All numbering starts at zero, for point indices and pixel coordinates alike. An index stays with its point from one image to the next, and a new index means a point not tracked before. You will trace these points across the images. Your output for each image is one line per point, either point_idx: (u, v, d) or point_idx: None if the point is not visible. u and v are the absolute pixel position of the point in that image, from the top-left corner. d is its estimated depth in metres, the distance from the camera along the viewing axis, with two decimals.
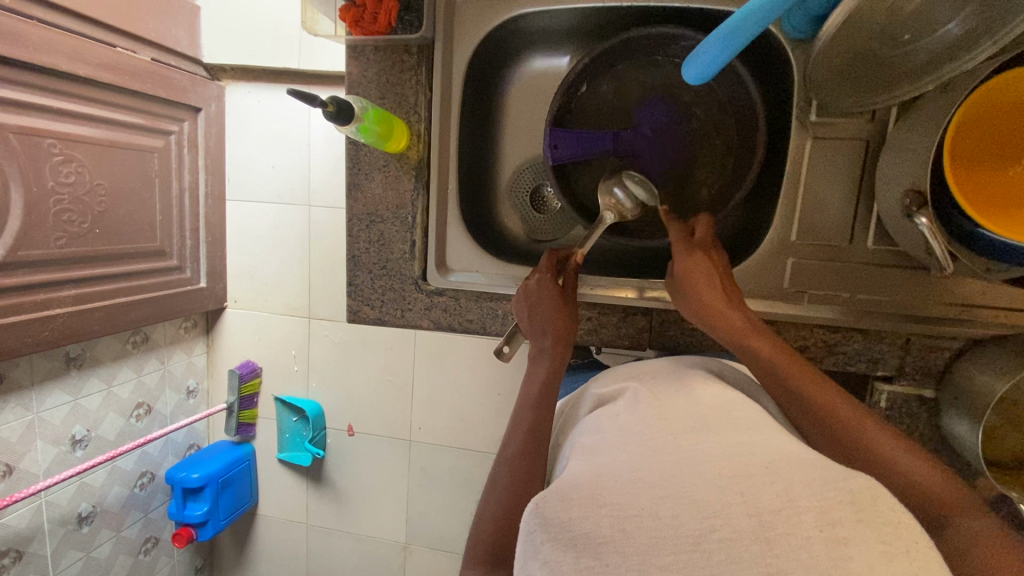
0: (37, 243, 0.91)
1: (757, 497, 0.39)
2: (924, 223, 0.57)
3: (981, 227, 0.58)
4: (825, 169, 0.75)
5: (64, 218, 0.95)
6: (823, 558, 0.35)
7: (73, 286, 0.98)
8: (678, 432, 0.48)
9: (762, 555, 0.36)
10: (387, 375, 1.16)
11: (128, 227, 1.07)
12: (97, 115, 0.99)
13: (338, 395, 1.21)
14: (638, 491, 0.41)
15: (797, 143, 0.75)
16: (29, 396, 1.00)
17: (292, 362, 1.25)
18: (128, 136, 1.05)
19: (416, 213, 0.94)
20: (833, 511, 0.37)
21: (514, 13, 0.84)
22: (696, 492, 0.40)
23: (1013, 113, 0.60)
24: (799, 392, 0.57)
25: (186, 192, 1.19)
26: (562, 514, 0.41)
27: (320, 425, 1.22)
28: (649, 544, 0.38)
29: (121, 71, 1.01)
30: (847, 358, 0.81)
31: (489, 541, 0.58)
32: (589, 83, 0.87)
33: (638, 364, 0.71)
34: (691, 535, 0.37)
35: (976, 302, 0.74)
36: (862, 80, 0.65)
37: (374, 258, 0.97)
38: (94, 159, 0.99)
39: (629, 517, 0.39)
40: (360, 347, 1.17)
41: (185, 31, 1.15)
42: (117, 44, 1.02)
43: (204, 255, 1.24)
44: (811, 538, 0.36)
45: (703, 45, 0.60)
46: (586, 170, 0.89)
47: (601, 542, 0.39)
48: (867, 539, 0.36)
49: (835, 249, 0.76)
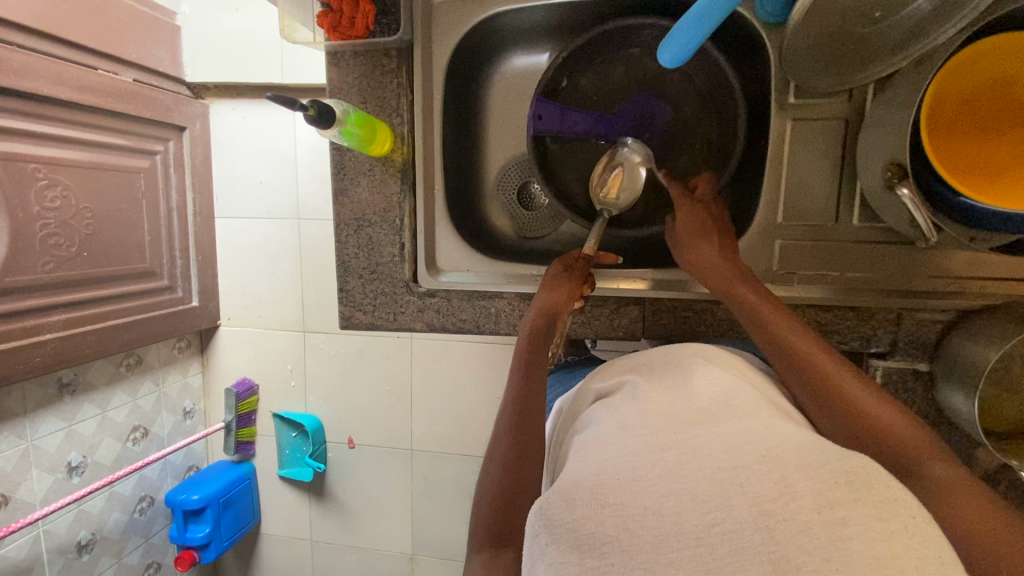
0: (24, 270, 0.91)
1: (757, 487, 0.38)
2: (905, 194, 0.57)
3: (960, 195, 0.58)
4: (805, 151, 0.75)
5: (51, 242, 0.95)
6: (825, 541, 0.34)
7: (63, 311, 0.98)
8: (676, 425, 0.48)
9: (765, 544, 0.35)
10: (387, 386, 1.16)
11: (116, 248, 1.07)
12: (81, 138, 0.99)
13: (337, 406, 1.21)
14: (641, 489, 0.40)
15: (781, 130, 0.75)
16: (22, 425, 0.99)
17: (289, 377, 1.24)
18: (114, 158, 1.05)
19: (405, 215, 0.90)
20: (830, 493, 0.37)
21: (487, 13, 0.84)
22: (698, 487, 0.39)
23: (984, 81, 0.61)
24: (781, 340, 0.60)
25: (175, 211, 1.19)
26: (566, 516, 0.41)
27: (320, 439, 1.22)
28: (654, 543, 0.37)
29: (103, 93, 1.01)
30: (840, 337, 0.79)
31: (494, 527, 0.56)
32: (569, 79, 0.86)
33: (632, 354, 0.70)
34: (695, 530, 0.37)
35: (963, 274, 0.74)
36: (839, 59, 0.65)
37: (362, 264, 0.92)
38: (80, 183, 0.99)
39: (632, 515, 0.39)
40: (358, 359, 1.18)
41: (166, 51, 1.15)
42: (98, 66, 1.02)
43: (195, 274, 1.24)
44: (810, 522, 0.36)
45: (676, 28, 0.60)
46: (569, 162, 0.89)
47: (606, 541, 0.38)
48: (866, 520, 0.35)
49: (828, 234, 0.76)
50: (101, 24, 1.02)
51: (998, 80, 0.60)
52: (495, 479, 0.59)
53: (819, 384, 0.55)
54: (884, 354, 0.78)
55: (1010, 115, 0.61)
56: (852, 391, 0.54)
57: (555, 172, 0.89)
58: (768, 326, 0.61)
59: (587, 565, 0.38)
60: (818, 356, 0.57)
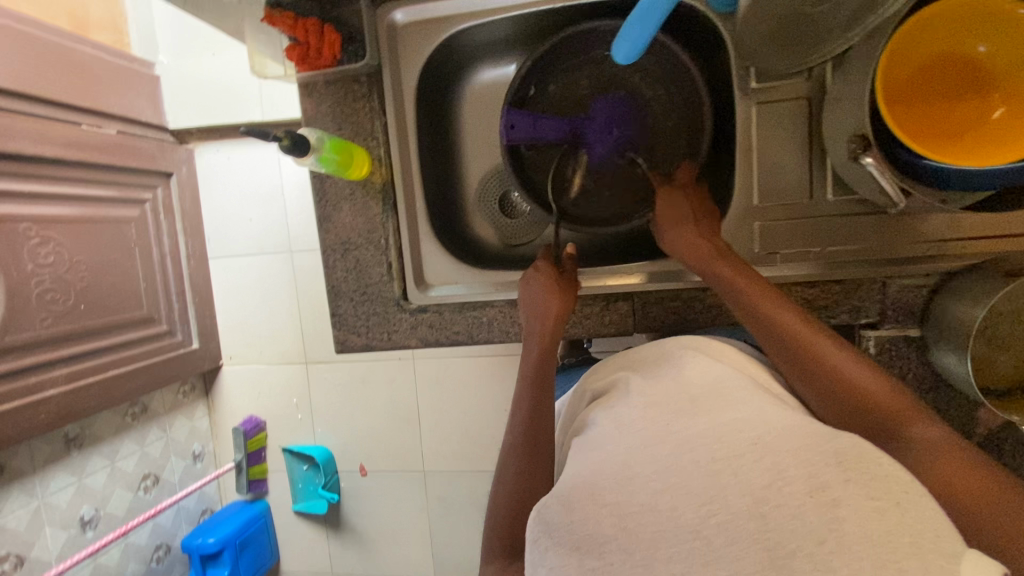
0: (22, 327, 0.91)
1: (747, 475, 0.38)
2: (869, 164, 0.52)
3: (924, 157, 0.51)
4: (776, 133, 0.66)
5: (47, 298, 0.95)
6: (818, 523, 0.34)
7: (64, 365, 0.99)
8: (668, 417, 0.46)
9: (758, 531, 0.35)
10: (393, 410, 1.17)
11: (113, 297, 1.08)
12: (71, 192, 1.00)
13: (346, 435, 1.21)
14: (637, 487, 0.40)
15: (744, 115, 0.67)
16: (33, 483, 0.99)
17: (295, 410, 1.24)
18: (103, 209, 1.06)
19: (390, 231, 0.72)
20: (820, 473, 0.36)
21: (453, 30, 0.66)
22: (692, 481, 0.38)
23: (953, 39, 0.53)
24: (756, 310, 0.56)
25: (168, 256, 1.20)
26: (564, 519, 0.40)
27: (331, 470, 1.21)
28: (651, 538, 0.37)
29: (88, 147, 1.03)
30: (828, 312, 0.70)
31: (503, 539, 0.52)
32: (536, 86, 0.75)
33: (629, 353, 0.69)
34: (691, 522, 0.36)
35: (943, 237, 0.64)
36: (794, 38, 0.60)
37: (346, 286, 0.71)
38: (72, 237, 1.00)
39: (630, 513, 0.38)
40: (361, 385, 1.19)
41: (146, 101, 1.18)
42: (82, 121, 1.04)
43: (193, 316, 1.24)
44: (802, 506, 0.35)
45: (624, 29, 0.60)
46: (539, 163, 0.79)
47: (604, 542, 0.38)
48: (858, 499, 0.34)
49: (828, 208, 0.66)
50: (81, 81, 1.04)
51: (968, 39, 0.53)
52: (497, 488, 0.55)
53: (793, 347, 0.52)
54: (875, 324, 0.69)
55: (973, 82, 0.54)
56: (828, 354, 0.51)
57: (535, 185, 0.77)
58: (742, 298, 0.57)
59: (585, 566, 0.38)
60: (792, 322, 0.54)
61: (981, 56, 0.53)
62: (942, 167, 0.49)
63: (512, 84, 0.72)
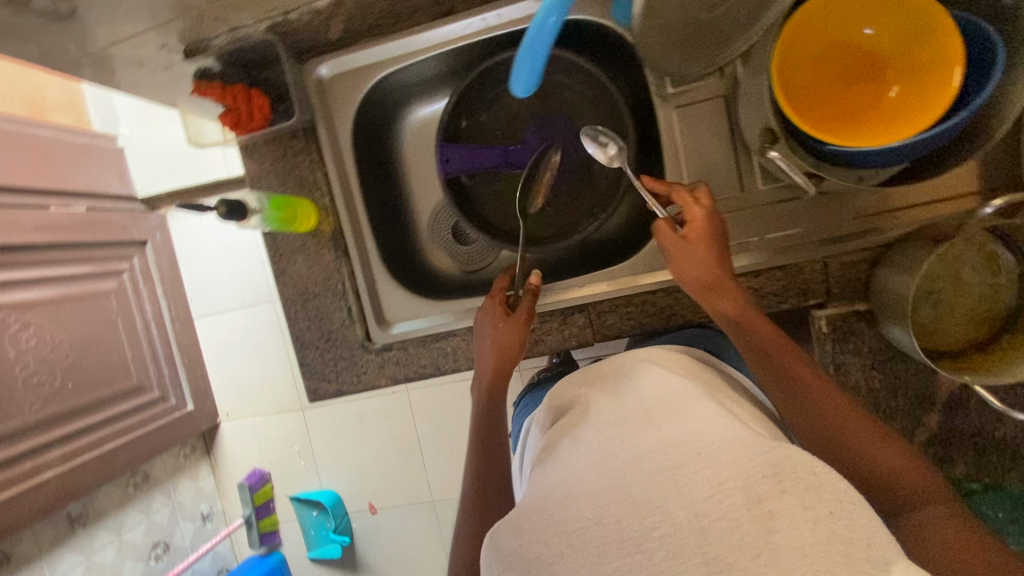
0: (10, 415, 0.92)
1: (689, 486, 0.38)
2: (775, 158, 0.53)
3: (825, 141, 0.50)
4: (699, 133, 0.63)
5: (34, 381, 0.96)
6: (754, 536, 0.34)
7: (58, 446, 1.00)
8: (624, 430, 0.47)
9: (698, 544, 0.35)
10: (394, 443, 1.17)
11: (101, 371, 1.08)
12: (50, 275, 1.01)
13: (351, 474, 1.21)
14: (582, 502, 0.40)
15: (663, 121, 0.64)
16: (40, 567, 1.01)
17: (298, 457, 1.25)
18: (85, 285, 1.07)
19: (346, 279, 0.70)
20: (756, 486, 0.36)
21: (380, 74, 0.68)
22: (635, 490, 0.39)
23: (839, 27, 0.54)
24: (765, 355, 0.51)
25: (151, 322, 1.21)
26: (513, 542, 0.41)
27: (341, 512, 1.21)
28: (596, 553, 0.37)
29: (57, 229, 1.03)
30: (778, 297, 0.64)
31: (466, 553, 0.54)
32: (467, 115, 0.71)
33: (592, 368, 0.67)
34: (634, 535, 0.37)
35: (883, 207, 0.60)
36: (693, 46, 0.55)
37: (313, 334, 0.72)
38: (51, 319, 1.01)
39: (575, 530, 0.39)
40: (359, 423, 1.19)
41: (114, 174, 1.20)
42: (50, 203, 1.06)
43: (185, 378, 1.25)
44: (739, 519, 0.35)
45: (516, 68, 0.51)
46: (479, 189, 0.73)
47: (551, 561, 0.38)
48: (794, 511, 0.35)
49: (773, 195, 0.62)
50: (46, 166, 1.06)
51: (854, 22, 0.54)
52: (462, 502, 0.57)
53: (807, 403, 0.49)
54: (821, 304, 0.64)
55: (867, 64, 0.55)
56: (843, 415, 0.47)
57: (479, 213, 0.72)
58: (750, 341, 0.53)
59: None
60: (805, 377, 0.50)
61: (869, 40, 0.54)
62: (848, 150, 0.49)
63: (444, 117, 0.66)
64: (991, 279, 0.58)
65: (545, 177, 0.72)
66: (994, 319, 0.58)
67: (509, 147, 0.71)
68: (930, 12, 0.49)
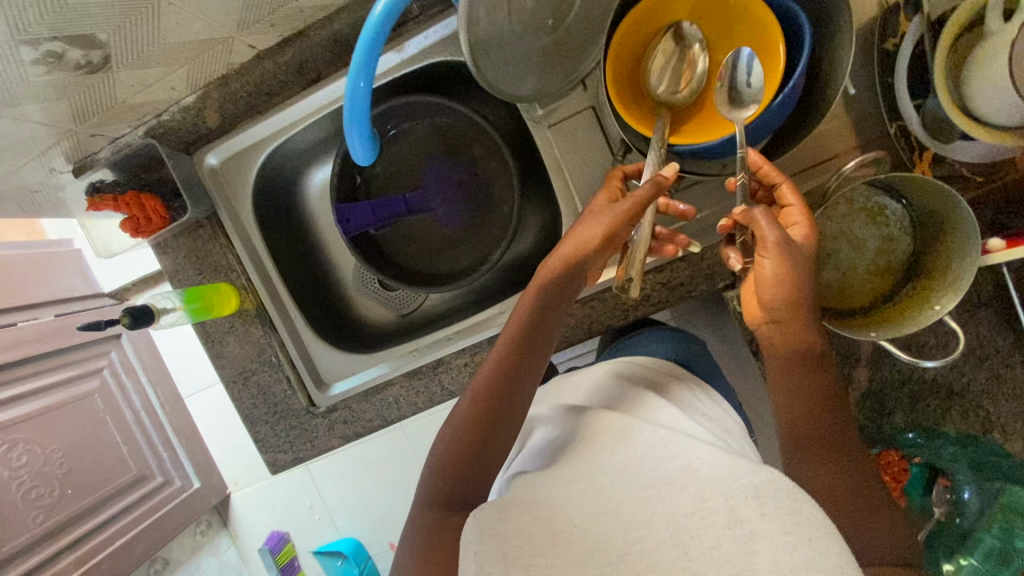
0: (16, 534, 0.93)
1: (671, 502, 0.39)
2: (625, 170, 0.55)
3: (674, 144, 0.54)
4: (577, 146, 0.64)
5: (32, 495, 0.96)
6: (733, 555, 0.35)
7: (70, 551, 1.01)
8: (601, 449, 0.50)
9: (679, 559, 0.35)
10: (400, 481, 1.19)
11: (98, 473, 1.08)
12: (36, 388, 1.01)
13: (365, 519, 1.23)
14: (569, 511, 0.41)
15: (540, 142, 0.65)
16: None
17: (311, 513, 1.26)
18: (65, 391, 1.06)
19: (278, 349, 0.72)
20: (739, 506, 0.37)
21: (265, 152, 0.69)
22: (621, 505, 0.40)
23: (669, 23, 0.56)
24: (810, 378, 0.47)
25: (141, 411, 1.21)
26: (496, 526, 0.40)
27: (364, 557, 1.21)
28: (578, 558, 0.37)
29: (28, 343, 1.01)
30: (688, 288, 0.63)
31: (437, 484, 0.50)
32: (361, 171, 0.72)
33: (557, 385, 0.68)
34: (614, 548, 0.37)
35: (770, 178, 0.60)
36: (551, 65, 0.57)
37: (262, 409, 0.73)
38: (40, 432, 0.99)
39: (559, 531, 0.39)
40: (362, 468, 1.20)
41: (78, 277, 1.23)
42: (17, 320, 1.02)
43: (186, 459, 1.27)
44: (720, 537, 0.36)
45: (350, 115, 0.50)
46: (389, 238, 0.75)
47: (533, 553, 0.37)
48: (772, 531, 0.35)
49: None
50: (12, 281, 1.05)
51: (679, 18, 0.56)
52: (437, 467, 0.50)
53: (836, 438, 0.46)
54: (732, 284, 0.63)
55: None
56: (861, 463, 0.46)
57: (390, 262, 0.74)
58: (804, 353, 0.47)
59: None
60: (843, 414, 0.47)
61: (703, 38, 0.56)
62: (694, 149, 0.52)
63: (333, 181, 0.66)
64: (879, 233, 0.59)
65: (448, 217, 0.75)
66: (891, 269, 0.59)
67: (408, 195, 0.73)
68: (749, 9, 0.52)
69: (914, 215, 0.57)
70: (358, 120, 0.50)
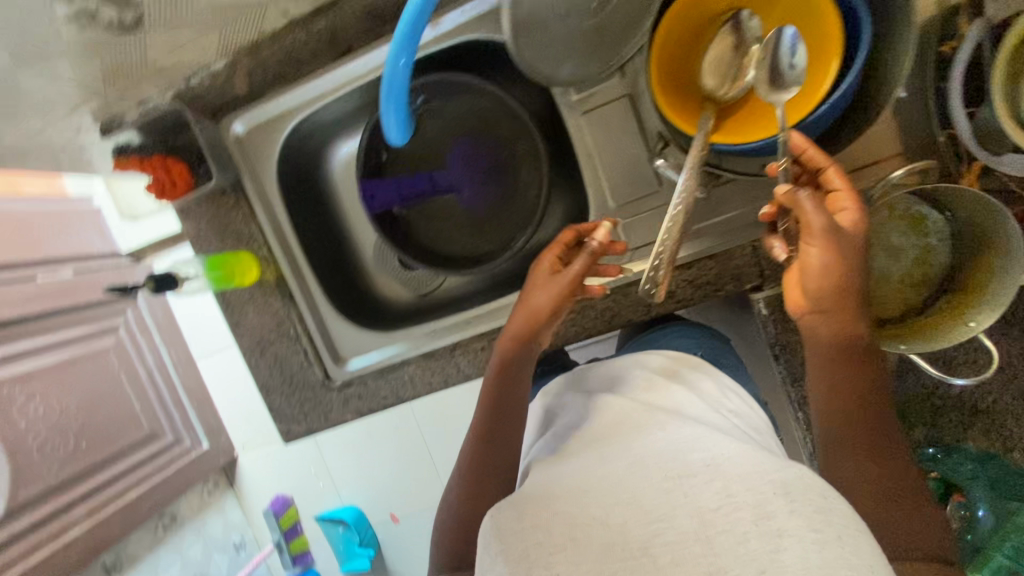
0: (32, 479, 0.96)
1: (699, 494, 0.38)
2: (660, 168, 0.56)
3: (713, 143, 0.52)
4: (611, 134, 0.62)
5: (47, 446, 0.98)
6: (761, 552, 0.34)
7: (82, 501, 1.04)
8: (624, 440, 0.49)
9: (702, 554, 0.35)
10: (406, 455, 1.19)
11: (112, 426, 1.10)
12: (52, 340, 1.03)
13: (369, 489, 1.23)
14: (590, 500, 0.40)
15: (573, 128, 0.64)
16: None
17: (317, 480, 1.28)
18: (84, 346, 1.08)
19: (297, 322, 0.72)
20: (767, 503, 0.37)
21: (292, 122, 0.69)
22: (646, 496, 0.39)
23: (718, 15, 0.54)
24: (849, 378, 0.47)
25: (156, 369, 1.23)
26: (514, 524, 0.40)
27: (365, 525, 1.22)
28: (599, 551, 0.37)
29: (54, 295, 1.05)
30: (713, 286, 0.62)
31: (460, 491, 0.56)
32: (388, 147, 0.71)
33: (585, 369, 0.68)
34: (639, 540, 0.37)
35: None
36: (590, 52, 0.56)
37: (278, 380, 0.74)
38: (58, 383, 1.02)
39: (578, 523, 0.39)
40: (369, 439, 1.21)
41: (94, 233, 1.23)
42: (36, 272, 1.05)
43: (196, 419, 1.27)
44: (747, 534, 0.35)
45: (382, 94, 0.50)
46: (411, 216, 0.75)
47: (553, 550, 0.37)
48: (800, 531, 0.35)
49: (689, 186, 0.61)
50: (29, 236, 1.07)
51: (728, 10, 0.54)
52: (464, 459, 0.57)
53: (871, 439, 0.47)
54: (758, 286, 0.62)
55: None
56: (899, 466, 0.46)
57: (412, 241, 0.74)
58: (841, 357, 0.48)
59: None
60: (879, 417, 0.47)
61: None
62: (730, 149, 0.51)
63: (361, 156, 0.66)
64: (917, 242, 0.57)
65: (473, 199, 0.74)
66: (926, 281, 0.57)
67: (433, 173, 0.73)
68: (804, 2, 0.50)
69: (955, 227, 0.56)
70: (393, 98, 0.49)
